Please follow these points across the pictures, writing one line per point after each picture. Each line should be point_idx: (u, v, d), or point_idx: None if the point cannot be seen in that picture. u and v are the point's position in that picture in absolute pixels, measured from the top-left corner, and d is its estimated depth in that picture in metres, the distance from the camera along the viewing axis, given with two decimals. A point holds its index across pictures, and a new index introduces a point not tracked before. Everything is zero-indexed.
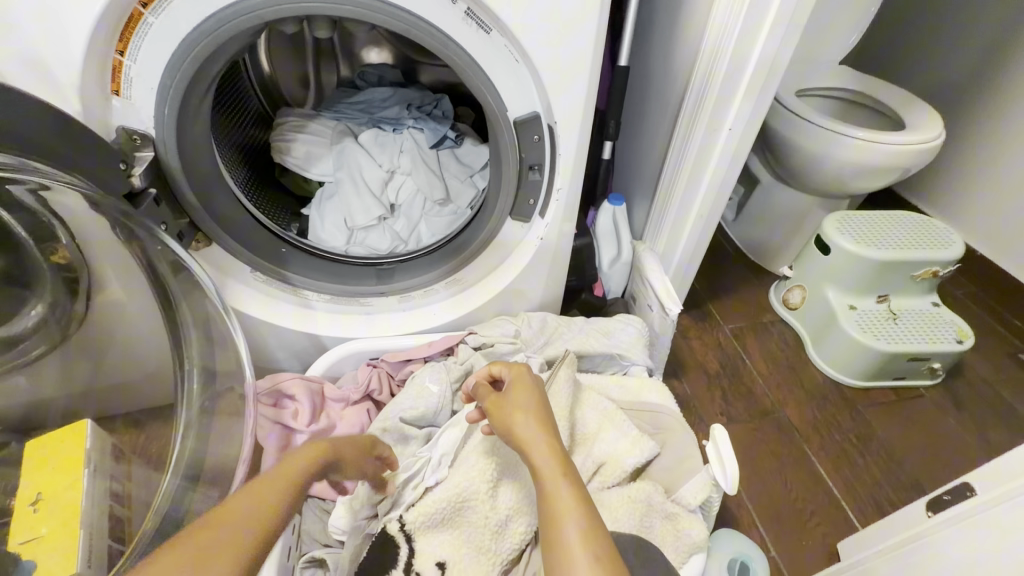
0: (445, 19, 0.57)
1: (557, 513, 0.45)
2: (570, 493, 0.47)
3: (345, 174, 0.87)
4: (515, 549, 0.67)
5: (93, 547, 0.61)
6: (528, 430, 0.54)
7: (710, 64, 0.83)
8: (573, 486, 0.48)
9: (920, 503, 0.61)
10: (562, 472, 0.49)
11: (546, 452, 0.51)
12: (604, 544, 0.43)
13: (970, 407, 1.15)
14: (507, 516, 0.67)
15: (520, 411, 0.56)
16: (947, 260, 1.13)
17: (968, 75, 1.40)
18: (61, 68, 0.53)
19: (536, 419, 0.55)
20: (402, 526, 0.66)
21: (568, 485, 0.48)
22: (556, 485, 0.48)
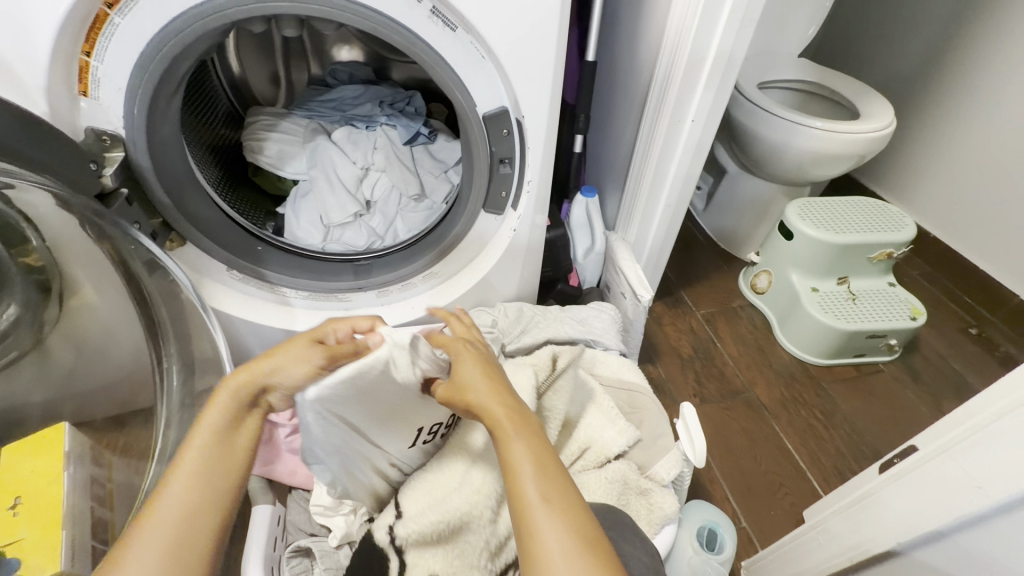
0: (410, 18, 0.59)
1: (512, 464, 0.46)
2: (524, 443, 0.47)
3: (319, 172, 0.88)
4: (508, 554, 0.67)
5: (77, 545, 0.62)
6: (473, 382, 0.52)
7: (671, 57, 0.86)
8: (527, 435, 0.48)
9: (873, 465, 0.65)
10: (518, 427, 0.48)
11: (493, 402, 0.50)
12: (558, 486, 0.45)
13: (925, 380, 1.22)
14: (501, 525, 0.67)
15: (464, 367, 0.53)
16: (900, 242, 1.20)
17: (918, 66, 1.47)
18: (27, 70, 0.53)
19: (482, 368, 0.53)
20: (394, 540, 0.64)
21: (523, 439, 0.47)
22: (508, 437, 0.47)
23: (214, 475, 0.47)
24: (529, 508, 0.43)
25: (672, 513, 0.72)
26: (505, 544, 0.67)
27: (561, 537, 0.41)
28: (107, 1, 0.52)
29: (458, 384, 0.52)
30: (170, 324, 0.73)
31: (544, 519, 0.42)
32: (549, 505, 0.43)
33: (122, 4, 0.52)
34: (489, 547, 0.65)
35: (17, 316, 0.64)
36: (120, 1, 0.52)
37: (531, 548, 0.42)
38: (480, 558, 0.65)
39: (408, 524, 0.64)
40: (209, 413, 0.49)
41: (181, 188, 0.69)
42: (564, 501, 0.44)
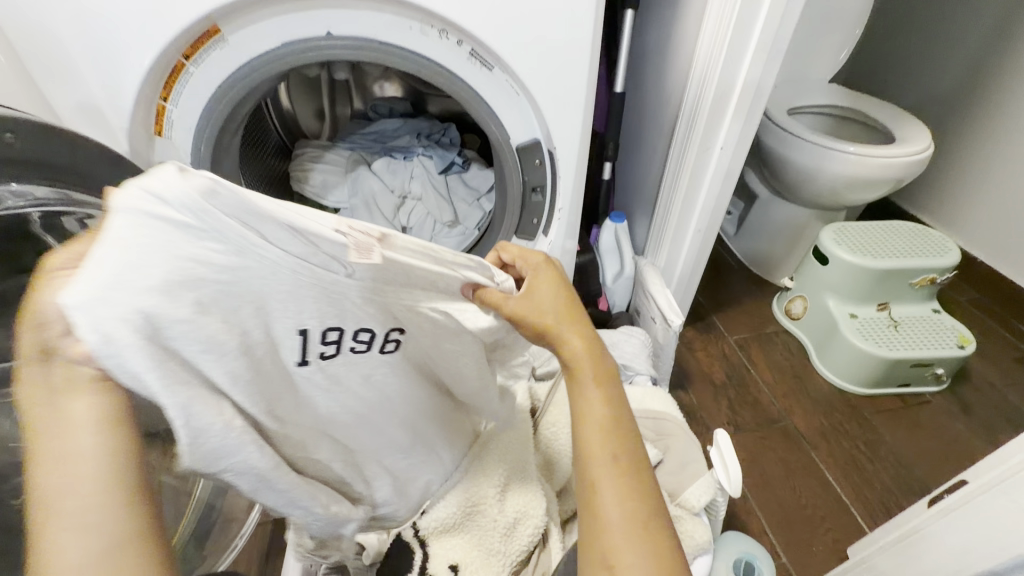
0: (451, 59, 0.63)
1: (584, 421, 0.46)
2: (597, 398, 0.46)
3: (359, 201, 0.93)
4: (522, 551, 0.65)
5: None
6: (552, 309, 0.48)
7: (699, 86, 0.88)
8: (603, 395, 0.47)
9: (921, 499, 0.63)
10: (594, 379, 0.47)
11: (575, 348, 0.47)
12: (625, 450, 0.44)
13: (978, 412, 1.16)
14: (513, 521, 0.65)
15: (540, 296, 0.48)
16: (943, 267, 1.16)
17: (955, 89, 1.45)
18: (115, 114, 0.60)
19: (564, 297, 0.49)
20: (416, 532, 0.66)
21: (597, 393, 0.46)
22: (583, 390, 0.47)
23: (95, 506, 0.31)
24: (592, 466, 0.44)
25: (707, 544, 0.70)
26: (519, 540, 0.65)
27: (618, 498, 0.42)
28: (185, 53, 0.58)
29: (533, 302, 0.47)
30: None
31: (608, 475, 0.43)
32: (612, 460, 0.44)
33: (197, 55, 0.59)
34: (501, 530, 0.65)
35: None
36: (195, 54, 0.58)
37: (589, 500, 0.43)
38: (504, 567, 0.65)
39: (427, 514, 0.65)
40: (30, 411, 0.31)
41: None
42: (627, 466, 0.44)
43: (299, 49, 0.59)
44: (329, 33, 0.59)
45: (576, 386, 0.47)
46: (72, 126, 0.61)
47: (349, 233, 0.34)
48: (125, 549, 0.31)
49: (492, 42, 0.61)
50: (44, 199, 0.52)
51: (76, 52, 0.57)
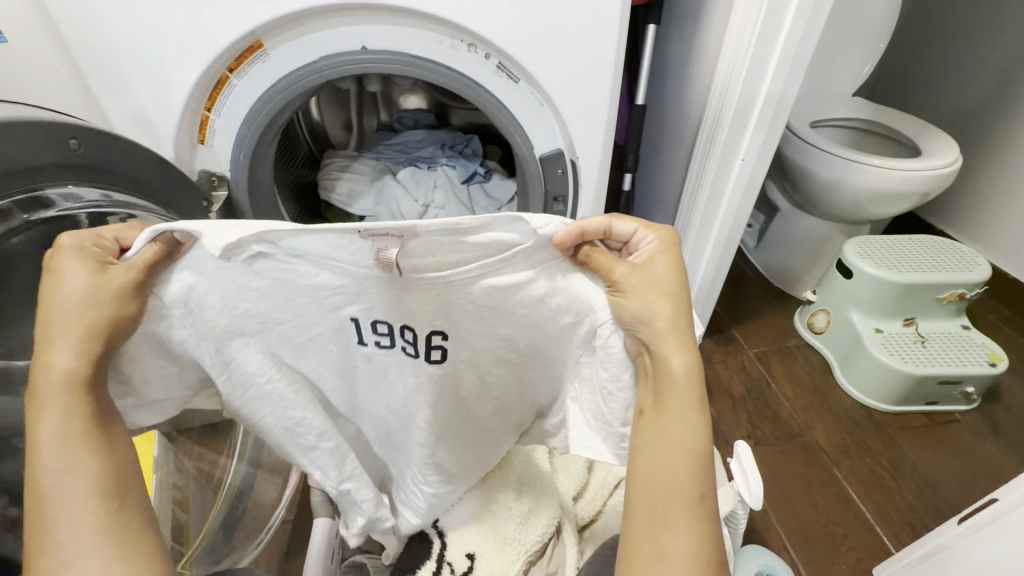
0: (478, 72, 0.65)
1: (662, 441, 0.44)
2: (683, 422, 0.44)
3: (383, 209, 0.96)
4: (537, 541, 0.68)
5: None
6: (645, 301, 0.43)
7: (722, 99, 0.89)
8: (692, 420, 0.44)
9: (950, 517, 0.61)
10: (685, 408, 0.44)
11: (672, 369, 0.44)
12: (699, 482, 0.43)
13: (1010, 432, 1.12)
14: (528, 509, 0.70)
15: (650, 286, 0.44)
16: (972, 282, 1.13)
17: (983, 103, 1.43)
18: (162, 122, 0.64)
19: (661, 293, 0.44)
20: (437, 523, 0.69)
21: (685, 422, 0.44)
22: (670, 412, 0.44)
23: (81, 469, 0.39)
24: (660, 489, 0.43)
25: None
26: (534, 529, 0.68)
27: (680, 529, 0.42)
28: (229, 67, 0.62)
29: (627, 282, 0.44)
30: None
31: (675, 503, 0.42)
32: (682, 495, 0.43)
33: (240, 68, 0.62)
34: (516, 517, 0.69)
35: None
36: (239, 67, 0.62)
37: (639, 521, 0.43)
38: (518, 558, 0.67)
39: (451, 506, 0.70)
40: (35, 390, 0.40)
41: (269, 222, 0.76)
42: (697, 498, 0.43)
43: (336, 63, 0.62)
44: (364, 47, 0.62)
45: (663, 403, 0.44)
46: (122, 133, 0.65)
47: (373, 236, 0.39)
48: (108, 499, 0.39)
49: (519, 56, 0.63)
50: (95, 202, 0.56)
51: (129, 65, 0.60)
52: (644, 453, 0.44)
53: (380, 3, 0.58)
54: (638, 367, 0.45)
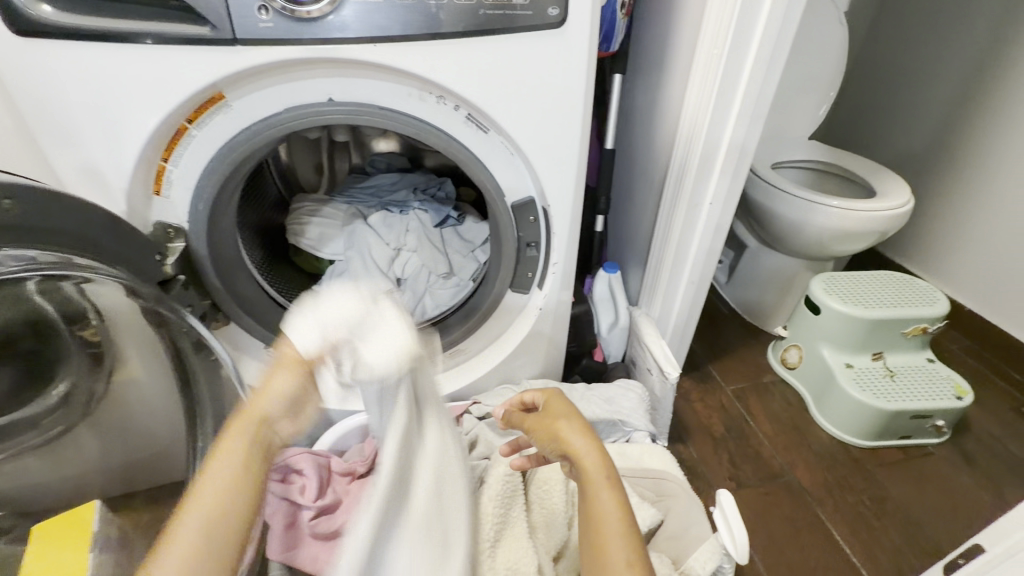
0: (449, 123, 0.65)
1: (602, 519, 0.55)
2: (612, 498, 0.56)
3: (354, 253, 0.94)
4: None
5: None
6: (575, 438, 0.60)
7: (687, 145, 0.92)
8: (616, 486, 0.57)
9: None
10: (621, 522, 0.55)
11: (598, 474, 0.57)
12: (635, 535, 0.55)
13: (983, 464, 1.13)
14: None
15: (560, 414, 0.64)
16: (934, 316, 1.17)
17: (927, 146, 1.52)
18: (114, 173, 0.61)
19: (578, 425, 0.62)
20: None
21: (623, 538, 0.54)
22: (601, 490, 0.56)
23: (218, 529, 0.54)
24: (611, 562, 0.53)
25: None
26: None
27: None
28: (188, 118, 0.60)
29: (545, 416, 0.64)
30: (205, 387, 0.74)
31: (619, 558, 0.53)
32: None
33: (200, 119, 0.60)
34: None
35: (67, 391, 0.67)
36: (198, 117, 0.60)
37: None
38: None
39: None
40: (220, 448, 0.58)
41: (229, 271, 0.73)
42: (633, 550, 0.53)
43: (301, 114, 0.61)
44: (330, 99, 0.62)
45: (598, 525, 0.55)
46: (71, 188, 0.62)
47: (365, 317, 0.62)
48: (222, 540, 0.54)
49: (487, 109, 0.63)
50: (40, 263, 0.51)
51: (80, 118, 0.58)
52: (595, 530, 0.55)
53: (348, 58, 0.57)
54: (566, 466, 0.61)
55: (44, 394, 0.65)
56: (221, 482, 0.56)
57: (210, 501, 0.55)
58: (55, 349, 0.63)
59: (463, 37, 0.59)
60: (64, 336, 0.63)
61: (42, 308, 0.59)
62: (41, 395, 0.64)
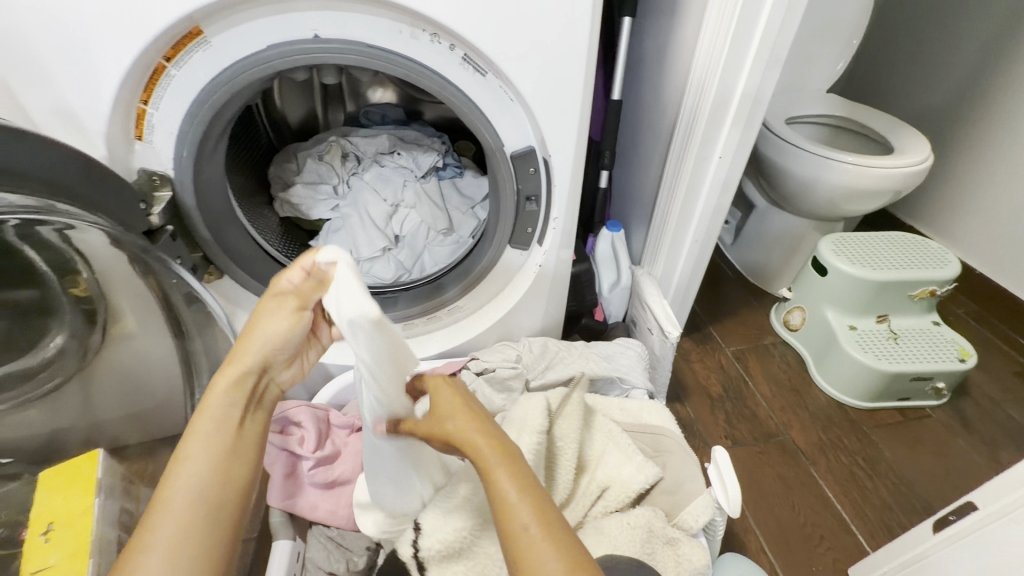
0: (443, 65, 0.61)
1: (506, 512, 0.45)
2: (507, 473, 0.47)
3: (350, 210, 0.92)
4: None
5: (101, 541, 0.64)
6: (461, 432, 0.51)
7: (697, 93, 0.87)
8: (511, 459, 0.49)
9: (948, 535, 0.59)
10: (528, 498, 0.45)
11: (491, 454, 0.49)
12: (541, 501, 0.45)
13: (979, 427, 1.14)
14: None
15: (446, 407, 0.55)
16: (944, 279, 1.14)
17: (951, 101, 1.45)
18: (91, 116, 0.58)
19: (465, 415, 0.53)
20: (416, 553, 0.65)
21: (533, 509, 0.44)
22: (494, 467, 0.48)
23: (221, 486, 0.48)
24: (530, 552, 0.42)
25: (701, 567, 0.68)
26: None
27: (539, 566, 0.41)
28: (166, 55, 0.56)
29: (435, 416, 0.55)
30: (198, 336, 0.75)
31: (530, 536, 0.43)
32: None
33: (179, 57, 0.57)
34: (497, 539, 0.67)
35: (62, 345, 0.66)
36: (176, 55, 0.56)
37: None
38: None
39: (428, 535, 0.65)
40: (204, 407, 0.51)
41: (218, 222, 0.71)
42: (540, 521, 0.44)
43: (285, 53, 0.57)
44: (316, 36, 0.58)
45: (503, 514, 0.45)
46: (45, 129, 0.59)
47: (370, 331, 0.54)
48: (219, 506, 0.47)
49: (484, 49, 0.59)
50: (19, 207, 0.49)
51: (49, 53, 0.54)
52: (498, 515, 0.45)
53: None
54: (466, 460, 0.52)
55: (40, 347, 0.64)
56: (212, 427, 0.50)
57: (203, 460, 0.48)
58: (47, 301, 0.63)
59: None
60: (56, 290, 0.63)
61: (29, 258, 0.58)
62: (37, 348, 0.64)
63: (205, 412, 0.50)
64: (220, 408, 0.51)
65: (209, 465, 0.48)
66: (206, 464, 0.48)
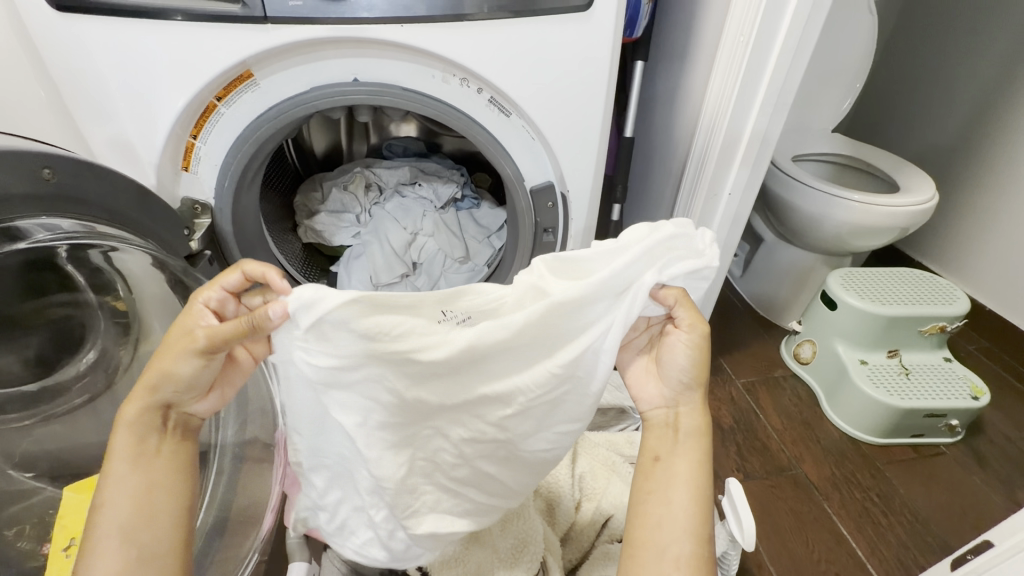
0: (471, 105, 0.66)
1: (667, 511, 0.48)
2: (691, 465, 0.49)
3: (371, 237, 0.95)
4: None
5: None
6: (685, 417, 0.51)
7: (709, 133, 0.91)
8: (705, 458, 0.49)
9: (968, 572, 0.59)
10: (697, 521, 0.48)
11: (692, 461, 0.49)
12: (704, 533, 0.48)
13: (995, 466, 1.13)
14: None
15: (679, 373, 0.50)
16: (953, 315, 1.15)
17: (955, 142, 1.49)
18: (145, 148, 0.62)
19: (697, 400, 0.51)
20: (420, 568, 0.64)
21: (694, 533, 0.47)
22: (686, 455, 0.50)
23: (144, 520, 0.47)
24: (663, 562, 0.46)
25: None
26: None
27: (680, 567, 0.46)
28: (217, 95, 0.61)
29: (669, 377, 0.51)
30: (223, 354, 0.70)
31: (683, 548, 0.47)
32: None
33: (229, 97, 0.61)
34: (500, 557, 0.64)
35: (96, 358, 0.67)
36: (227, 95, 0.61)
37: None
38: None
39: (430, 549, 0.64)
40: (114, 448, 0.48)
41: (251, 246, 0.75)
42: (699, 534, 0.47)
43: (326, 94, 0.62)
44: (355, 79, 0.62)
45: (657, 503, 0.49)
46: (101, 159, 0.63)
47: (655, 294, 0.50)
48: (154, 531, 0.48)
49: (510, 92, 0.63)
50: (71, 233, 0.54)
51: (111, 91, 0.59)
52: (660, 476, 0.50)
53: (374, 37, 0.58)
54: (659, 421, 0.51)
55: (73, 360, 0.66)
56: (128, 467, 0.48)
57: (123, 499, 0.47)
58: (83, 316, 0.65)
59: (488, 18, 0.59)
60: (93, 305, 0.65)
61: (71, 275, 0.61)
62: (69, 361, 0.66)
63: (117, 452, 0.48)
64: (128, 445, 0.48)
65: (133, 494, 0.47)
66: (125, 504, 0.47)
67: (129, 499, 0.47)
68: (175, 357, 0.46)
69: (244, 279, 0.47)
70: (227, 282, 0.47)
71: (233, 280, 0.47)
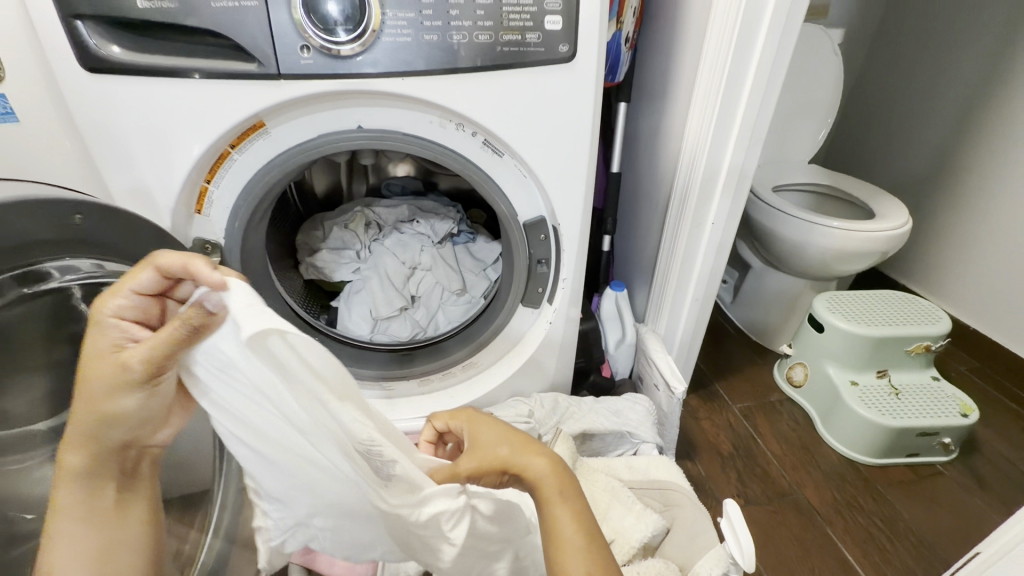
0: (466, 148, 0.71)
1: (561, 542, 0.50)
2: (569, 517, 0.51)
3: (371, 273, 0.99)
4: None
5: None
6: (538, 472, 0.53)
7: (690, 167, 0.96)
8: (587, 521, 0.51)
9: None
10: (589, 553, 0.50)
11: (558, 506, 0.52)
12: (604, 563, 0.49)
13: (993, 484, 1.14)
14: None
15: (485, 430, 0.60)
16: (936, 334, 1.19)
17: (926, 170, 1.57)
18: (162, 194, 0.67)
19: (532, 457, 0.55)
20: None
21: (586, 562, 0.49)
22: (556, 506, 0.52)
23: (114, 549, 0.53)
24: None
25: None
26: None
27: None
28: (231, 143, 0.66)
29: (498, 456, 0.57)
30: None
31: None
32: None
33: (242, 144, 0.66)
34: None
35: None
36: (240, 143, 0.66)
37: None
38: None
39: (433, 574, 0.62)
40: (58, 496, 0.51)
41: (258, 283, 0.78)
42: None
43: (332, 140, 0.67)
44: (359, 126, 0.67)
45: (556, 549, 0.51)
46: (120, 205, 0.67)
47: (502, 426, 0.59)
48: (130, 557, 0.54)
49: (502, 135, 0.68)
50: (89, 272, 0.57)
51: (132, 144, 0.63)
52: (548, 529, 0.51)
53: (378, 90, 0.63)
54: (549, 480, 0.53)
55: None
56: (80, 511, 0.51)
57: (77, 546, 0.51)
58: None
59: (481, 70, 0.64)
60: None
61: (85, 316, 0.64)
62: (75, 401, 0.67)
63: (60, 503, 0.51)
64: (70, 494, 0.51)
65: (90, 534, 0.52)
66: (82, 558, 0.51)
67: (85, 556, 0.51)
68: (113, 393, 0.46)
69: (158, 277, 0.46)
70: (139, 283, 0.46)
71: (145, 281, 0.46)
